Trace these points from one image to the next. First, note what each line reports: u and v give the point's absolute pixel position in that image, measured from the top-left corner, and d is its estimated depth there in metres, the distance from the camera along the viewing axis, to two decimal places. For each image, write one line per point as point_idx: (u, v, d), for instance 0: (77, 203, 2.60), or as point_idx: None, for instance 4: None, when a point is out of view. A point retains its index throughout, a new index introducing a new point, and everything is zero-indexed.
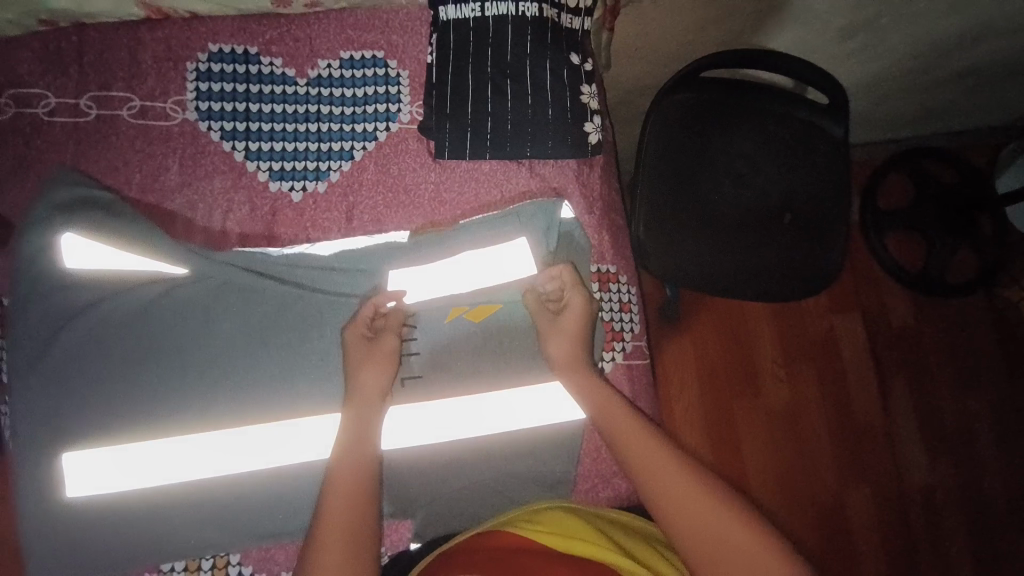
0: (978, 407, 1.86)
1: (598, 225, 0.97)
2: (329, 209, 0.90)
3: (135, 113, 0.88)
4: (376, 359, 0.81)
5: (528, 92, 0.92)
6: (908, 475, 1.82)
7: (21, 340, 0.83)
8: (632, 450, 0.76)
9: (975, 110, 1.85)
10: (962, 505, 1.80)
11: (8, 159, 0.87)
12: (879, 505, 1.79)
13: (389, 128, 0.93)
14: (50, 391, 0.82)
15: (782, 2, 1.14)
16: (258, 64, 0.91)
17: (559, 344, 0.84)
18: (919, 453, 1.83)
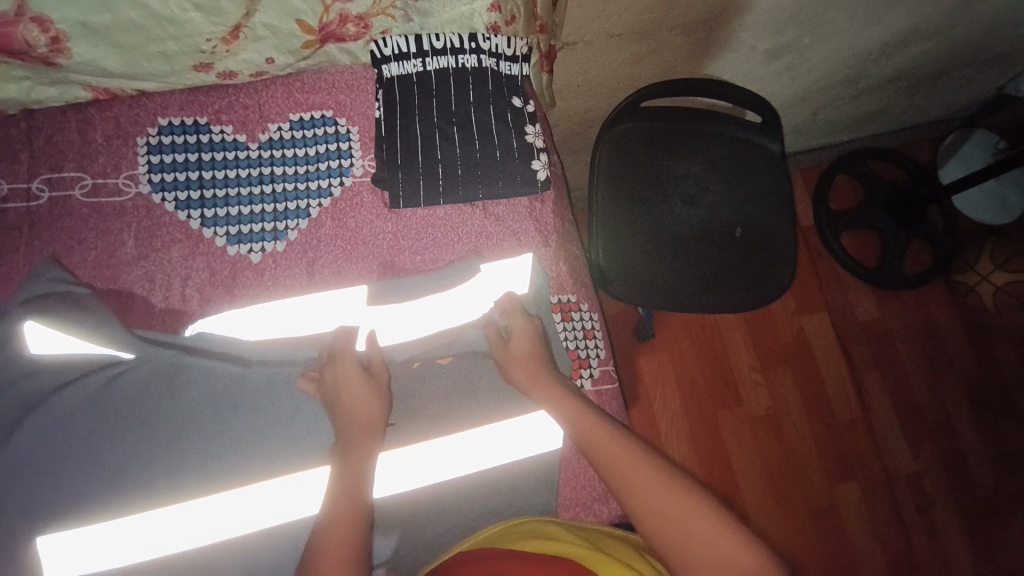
0: (949, 393, 1.91)
1: (554, 256, 0.99)
2: (289, 266, 0.92)
3: (87, 192, 0.89)
4: (364, 390, 0.82)
5: (475, 137, 0.98)
6: (892, 466, 1.85)
7: None
8: (608, 458, 0.76)
9: (904, 111, 1.97)
10: (949, 491, 1.83)
11: None
12: (869, 500, 1.81)
13: (343, 183, 0.96)
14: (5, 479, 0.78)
15: (707, 32, 1.22)
16: (208, 133, 0.93)
17: (520, 352, 0.87)
18: (900, 443, 1.87)
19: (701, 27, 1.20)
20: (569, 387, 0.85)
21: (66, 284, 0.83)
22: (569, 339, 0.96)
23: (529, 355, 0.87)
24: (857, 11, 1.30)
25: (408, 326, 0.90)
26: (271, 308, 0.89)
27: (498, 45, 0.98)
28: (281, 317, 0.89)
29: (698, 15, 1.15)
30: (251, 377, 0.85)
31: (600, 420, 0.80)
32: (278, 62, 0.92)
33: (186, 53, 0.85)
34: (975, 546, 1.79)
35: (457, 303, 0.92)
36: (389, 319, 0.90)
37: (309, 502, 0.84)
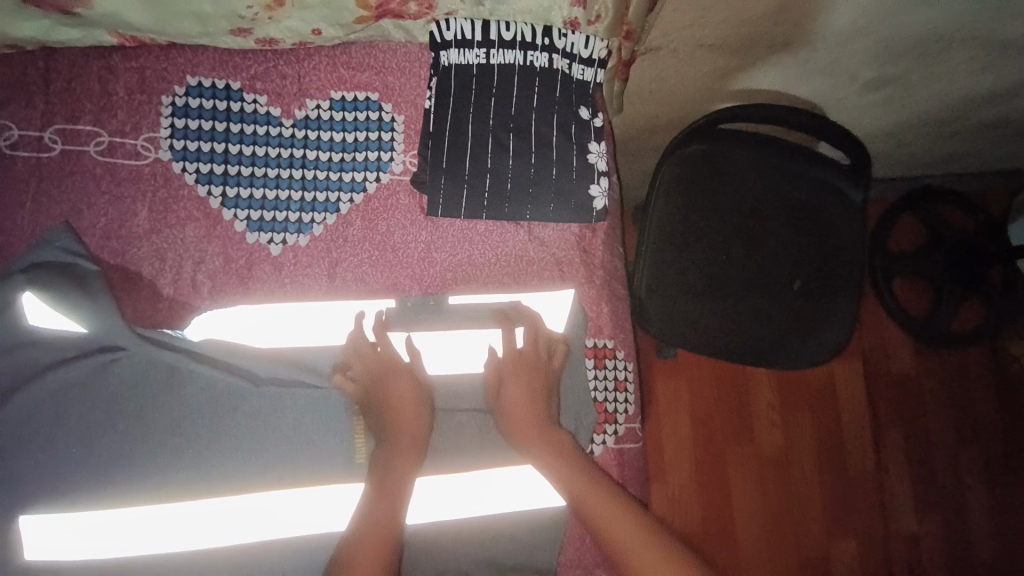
0: (973, 465, 1.82)
1: (596, 295, 0.89)
2: (309, 265, 0.84)
3: (103, 150, 0.81)
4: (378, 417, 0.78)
5: (533, 149, 0.86)
6: (895, 529, 1.78)
7: None
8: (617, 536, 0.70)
9: (992, 158, 1.79)
10: (949, 565, 1.77)
11: None
12: (863, 558, 1.76)
13: (379, 178, 0.86)
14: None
15: (808, 56, 1.07)
16: (240, 101, 0.83)
17: (516, 391, 0.82)
18: (908, 507, 1.80)
19: (802, 49, 1.05)
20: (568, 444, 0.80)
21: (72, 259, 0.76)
22: (598, 389, 0.88)
23: (546, 410, 0.81)
24: (981, 53, 1.14)
25: (437, 348, 0.85)
26: (280, 311, 0.81)
27: (574, 44, 0.85)
28: (292, 322, 0.81)
29: (804, 36, 1.00)
30: (263, 388, 0.80)
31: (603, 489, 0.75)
32: (326, 35, 0.81)
33: (225, 17, 0.75)
34: None
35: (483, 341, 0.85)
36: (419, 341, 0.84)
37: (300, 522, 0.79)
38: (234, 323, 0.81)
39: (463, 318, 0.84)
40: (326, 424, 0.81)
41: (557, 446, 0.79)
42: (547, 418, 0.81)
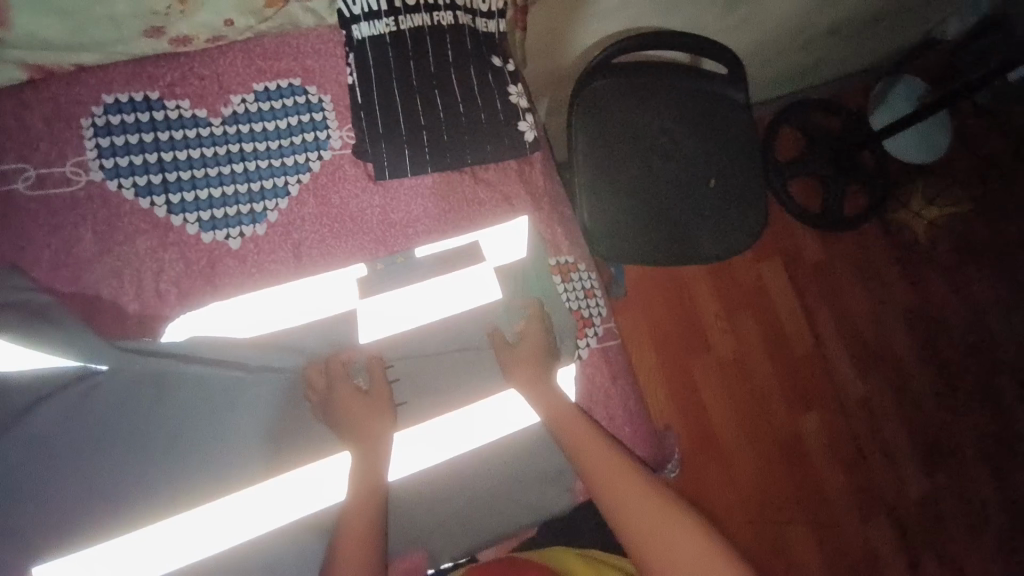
0: (894, 321, 2.06)
1: (547, 219, 0.98)
2: (273, 251, 0.85)
3: (30, 184, 0.78)
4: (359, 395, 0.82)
5: (458, 99, 0.93)
6: (847, 393, 1.98)
7: None
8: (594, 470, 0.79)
9: (843, 62, 2.05)
10: (899, 412, 1.98)
11: None
12: (829, 426, 1.94)
13: (321, 156, 0.89)
14: None
15: None
16: (163, 109, 0.84)
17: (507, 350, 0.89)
18: (851, 371, 2.00)
19: None
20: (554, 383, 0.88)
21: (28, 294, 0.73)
22: (571, 300, 0.96)
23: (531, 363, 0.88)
24: None
25: (412, 305, 0.89)
26: (261, 297, 0.84)
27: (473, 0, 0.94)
28: (272, 304, 0.84)
29: None
30: (262, 374, 0.81)
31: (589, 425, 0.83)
32: (239, 24, 0.84)
33: (138, 16, 0.77)
34: (926, 455, 1.94)
35: (459, 288, 0.91)
36: (387, 305, 0.88)
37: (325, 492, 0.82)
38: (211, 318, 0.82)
39: (433, 268, 0.90)
40: (323, 400, 0.82)
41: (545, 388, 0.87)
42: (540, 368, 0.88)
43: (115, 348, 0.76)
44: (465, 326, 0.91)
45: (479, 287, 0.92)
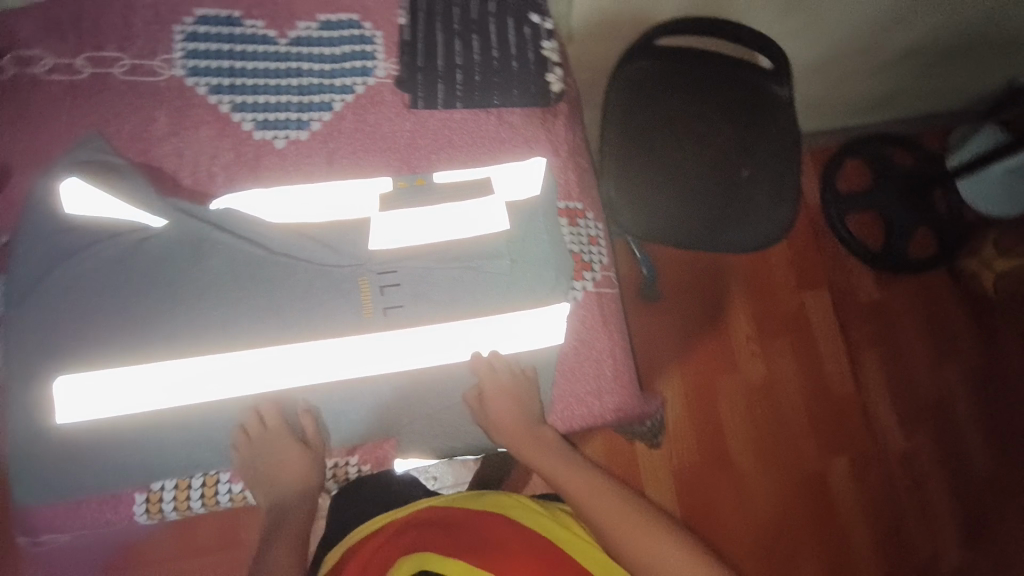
0: (959, 381, 1.73)
1: (563, 165, 1.03)
2: (311, 157, 0.97)
3: (126, 70, 0.94)
4: (296, 452, 0.93)
5: (494, 45, 1.01)
6: (892, 451, 1.66)
7: (14, 270, 0.85)
8: (570, 482, 0.94)
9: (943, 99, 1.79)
10: (951, 483, 1.65)
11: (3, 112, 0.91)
12: (863, 483, 1.63)
13: (365, 82, 1.00)
14: (41, 320, 0.83)
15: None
16: (240, 26, 0.98)
17: (491, 404, 0.96)
18: (898, 425, 1.68)
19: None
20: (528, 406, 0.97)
21: (112, 156, 0.90)
22: (573, 243, 1.00)
23: (512, 419, 0.97)
24: None
25: (421, 224, 0.95)
26: (292, 192, 0.95)
27: None
28: (302, 199, 0.95)
29: None
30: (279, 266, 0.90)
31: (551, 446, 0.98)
32: None
33: None
34: (977, 548, 1.60)
35: (470, 216, 0.96)
36: (395, 220, 0.95)
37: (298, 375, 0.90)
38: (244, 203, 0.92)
39: (447, 193, 0.97)
40: (341, 292, 0.91)
41: (539, 457, 0.97)
42: (525, 425, 0.97)
43: (167, 207, 0.89)
44: (469, 249, 0.95)
45: (487, 217, 0.96)
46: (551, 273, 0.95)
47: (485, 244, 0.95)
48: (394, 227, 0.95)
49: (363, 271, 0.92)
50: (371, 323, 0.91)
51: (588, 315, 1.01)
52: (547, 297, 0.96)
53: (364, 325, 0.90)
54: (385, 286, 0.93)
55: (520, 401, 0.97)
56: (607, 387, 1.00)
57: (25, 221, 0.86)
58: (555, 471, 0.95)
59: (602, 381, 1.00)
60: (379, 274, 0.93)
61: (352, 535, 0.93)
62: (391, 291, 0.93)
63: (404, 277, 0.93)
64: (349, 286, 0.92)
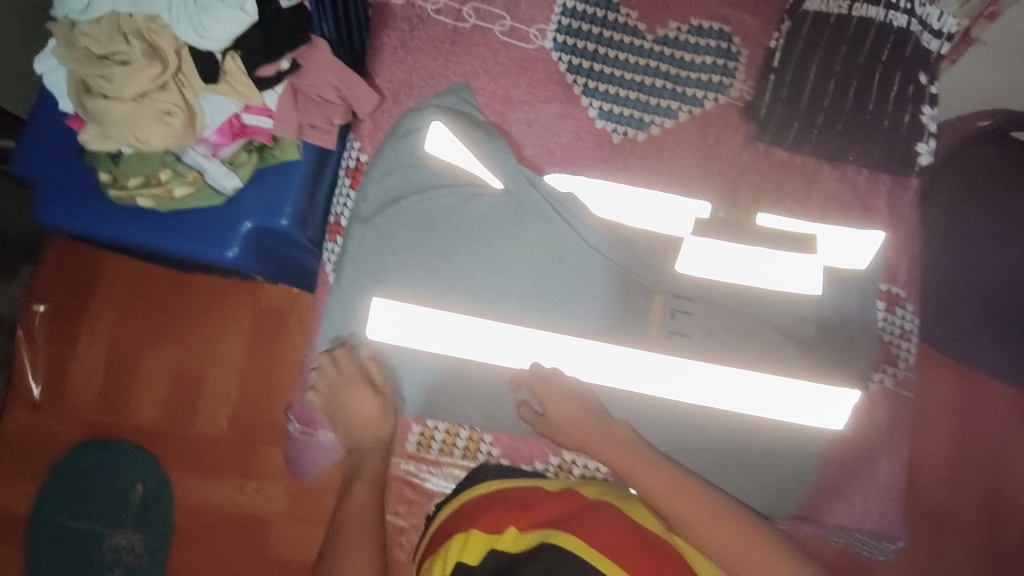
0: None
1: (895, 244, 0.94)
2: (643, 159, 0.96)
3: (505, 30, 0.97)
4: (372, 402, 0.89)
5: (872, 97, 0.92)
6: None
7: (366, 189, 0.93)
8: (621, 463, 0.79)
9: None
10: None
11: (384, 38, 0.95)
12: None
13: (717, 99, 0.96)
14: (376, 241, 0.91)
15: None
16: (616, 12, 0.97)
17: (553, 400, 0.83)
18: None
19: None
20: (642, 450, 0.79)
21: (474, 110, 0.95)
22: (885, 330, 0.92)
23: (579, 423, 0.82)
24: None
25: (733, 261, 0.92)
26: (620, 190, 0.94)
27: (932, 14, 0.93)
28: (626, 199, 0.94)
29: None
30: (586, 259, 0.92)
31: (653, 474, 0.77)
32: None
33: None
34: None
35: (788, 270, 0.91)
36: (709, 250, 0.91)
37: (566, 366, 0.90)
38: (578, 187, 0.94)
39: (769, 237, 0.91)
40: (636, 304, 0.92)
41: (591, 442, 0.81)
42: (589, 424, 0.82)
43: (508, 172, 0.92)
44: (770, 302, 0.92)
45: (804, 276, 0.91)
46: (850, 353, 0.90)
47: (793, 304, 0.91)
48: (706, 256, 0.92)
49: (663, 290, 0.92)
50: (653, 342, 0.91)
51: (875, 412, 0.91)
52: (836, 378, 0.90)
53: (649, 341, 0.91)
54: (677, 311, 0.92)
55: (581, 402, 0.83)
56: (871, 493, 0.90)
57: (385, 148, 0.93)
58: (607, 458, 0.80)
59: (868, 487, 0.90)
60: (680, 297, 0.92)
61: (454, 499, 0.89)
62: (681, 317, 0.92)
63: (700, 308, 0.92)
64: (645, 300, 0.92)
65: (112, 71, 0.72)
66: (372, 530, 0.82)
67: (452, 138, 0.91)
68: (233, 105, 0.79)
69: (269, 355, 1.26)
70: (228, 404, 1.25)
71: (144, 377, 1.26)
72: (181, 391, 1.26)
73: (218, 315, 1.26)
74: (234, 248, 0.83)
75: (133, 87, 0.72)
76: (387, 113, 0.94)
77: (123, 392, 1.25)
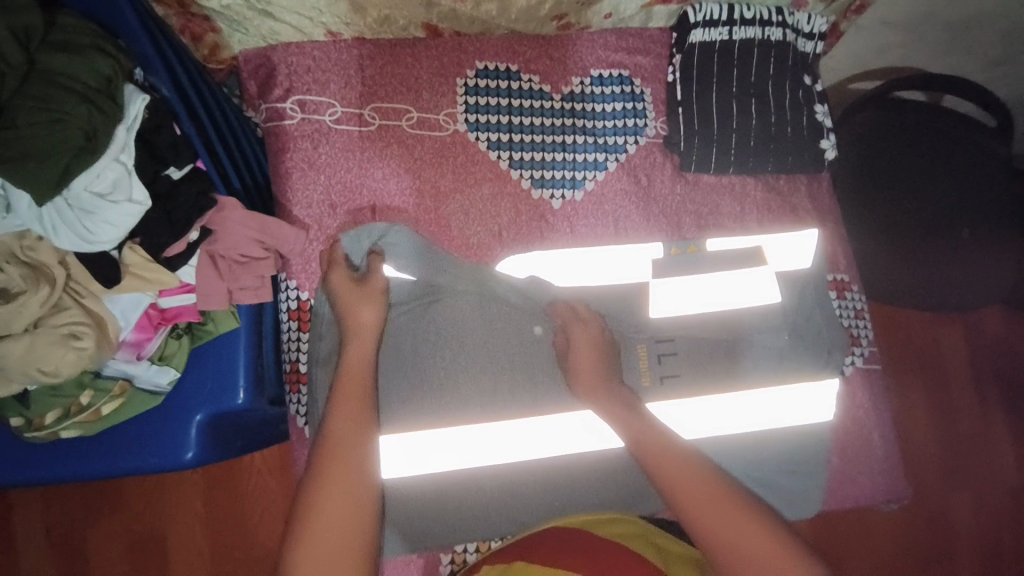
0: None
1: (827, 234, 1.01)
2: (587, 218, 0.96)
3: (414, 124, 0.93)
4: (360, 293, 0.79)
5: (772, 109, 0.98)
6: None
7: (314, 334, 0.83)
8: (680, 479, 0.70)
9: None
10: None
11: (289, 162, 0.88)
12: None
13: (638, 142, 0.99)
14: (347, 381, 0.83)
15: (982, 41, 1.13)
16: (519, 80, 0.97)
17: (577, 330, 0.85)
18: None
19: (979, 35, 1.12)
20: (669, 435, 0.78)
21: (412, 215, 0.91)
22: (843, 315, 0.99)
23: (594, 364, 0.84)
24: None
25: (697, 292, 0.94)
26: (577, 255, 0.94)
27: (800, 21, 1.00)
28: (586, 262, 0.94)
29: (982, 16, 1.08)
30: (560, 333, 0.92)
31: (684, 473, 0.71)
32: (613, 18, 0.99)
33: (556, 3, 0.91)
34: None
35: (748, 286, 0.94)
36: (674, 288, 0.94)
37: (572, 442, 0.88)
38: (536, 265, 0.92)
39: (724, 260, 0.94)
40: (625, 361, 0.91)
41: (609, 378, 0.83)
42: (606, 357, 0.85)
43: (468, 270, 0.88)
44: (740, 321, 0.94)
45: (762, 287, 0.95)
46: (820, 347, 0.95)
47: (760, 317, 0.94)
48: (672, 295, 0.93)
49: (643, 339, 0.92)
50: (647, 391, 0.91)
51: (857, 389, 0.97)
52: (815, 373, 0.94)
53: (646, 390, 0.91)
54: (662, 354, 0.92)
55: (597, 347, 0.85)
56: (877, 462, 0.97)
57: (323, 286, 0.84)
58: (674, 478, 0.71)
59: (871, 458, 0.97)
60: (659, 342, 0.93)
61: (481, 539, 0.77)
62: (668, 358, 0.92)
63: (681, 347, 0.93)
64: (629, 353, 0.92)
65: None
66: (346, 447, 0.65)
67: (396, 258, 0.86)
68: (146, 297, 0.70)
69: (236, 505, 1.13)
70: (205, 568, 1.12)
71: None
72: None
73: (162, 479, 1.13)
74: (191, 448, 0.73)
75: (21, 319, 0.62)
76: (316, 243, 0.87)
77: None
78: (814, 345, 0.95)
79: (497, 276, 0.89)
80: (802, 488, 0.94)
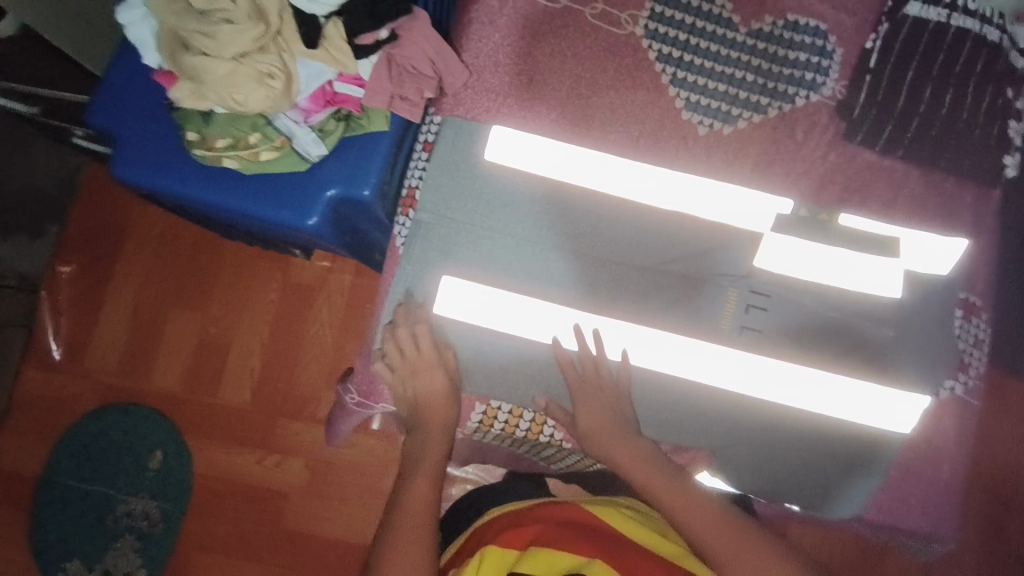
0: None
1: (974, 255, 0.94)
2: (726, 153, 0.94)
3: (596, 14, 0.95)
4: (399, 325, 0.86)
5: (963, 107, 0.92)
6: None
7: (428, 169, 0.90)
8: (679, 510, 0.76)
9: None
10: None
11: (474, 13, 0.93)
12: None
13: (810, 97, 0.94)
14: (437, 227, 0.89)
15: None
16: (710, 3, 0.96)
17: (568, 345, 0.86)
18: None
19: None
20: (653, 466, 0.80)
21: (562, 98, 0.93)
22: (961, 338, 0.92)
23: (606, 413, 0.84)
24: None
25: (814, 256, 0.90)
26: (706, 184, 0.92)
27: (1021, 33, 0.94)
28: (707, 190, 0.92)
29: None
30: (661, 266, 0.91)
31: (678, 500, 0.76)
32: None
33: None
34: None
35: (872, 272, 0.89)
36: (788, 245, 0.90)
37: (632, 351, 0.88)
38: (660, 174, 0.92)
39: (854, 237, 0.90)
40: (711, 296, 0.91)
41: (616, 454, 0.83)
42: (617, 433, 0.84)
43: (595, 163, 0.91)
44: (837, 304, 0.90)
45: (884, 277, 0.89)
46: (920, 358, 0.90)
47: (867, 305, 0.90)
48: (786, 251, 0.90)
49: (736, 284, 0.91)
50: (724, 333, 0.90)
51: (939, 414, 0.91)
52: (905, 379, 0.89)
53: (722, 332, 0.90)
54: (751, 305, 0.90)
55: (609, 403, 0.85)
56: (932, 498, 0.90)
57: (446, 137, 0.90)
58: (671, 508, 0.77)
59: (928, 493, 0.90)
60: (756, 296, 0.90)
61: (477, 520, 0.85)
62: (756, 311, 0.90)
63: (773, 304, 0.90)
64: (719, 293, 0.91)
65: (215, 30, 0.72)
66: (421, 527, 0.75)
67: (524, 132, 0.91)
68: (329, 73, 0.78)
69: (293, 335, 1.32)
70: (250, 391, 1.31)
71: (166, 356, 1.33)
72: (206, 364, 1.32)
73: (242, 301, 1.34)
74: (314, 216, 0.81)
75: (234, 47, 0.72)
76: (470, 91, 0.91)
77: (143, 367, 1.32)
78: (910, 358, 0.90)
79: (618, 174, 0.91)
80: (841, 488, 0.89)
